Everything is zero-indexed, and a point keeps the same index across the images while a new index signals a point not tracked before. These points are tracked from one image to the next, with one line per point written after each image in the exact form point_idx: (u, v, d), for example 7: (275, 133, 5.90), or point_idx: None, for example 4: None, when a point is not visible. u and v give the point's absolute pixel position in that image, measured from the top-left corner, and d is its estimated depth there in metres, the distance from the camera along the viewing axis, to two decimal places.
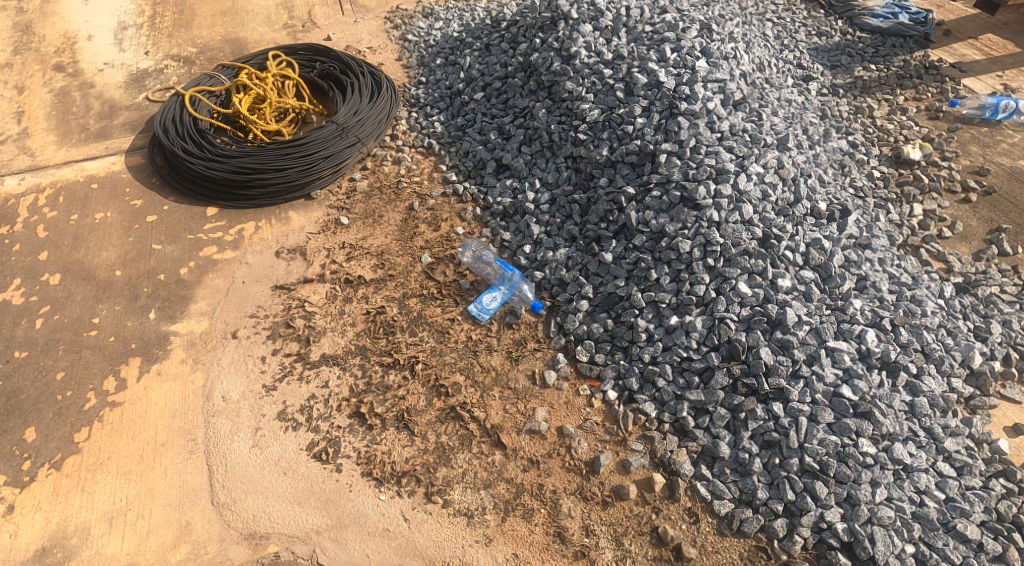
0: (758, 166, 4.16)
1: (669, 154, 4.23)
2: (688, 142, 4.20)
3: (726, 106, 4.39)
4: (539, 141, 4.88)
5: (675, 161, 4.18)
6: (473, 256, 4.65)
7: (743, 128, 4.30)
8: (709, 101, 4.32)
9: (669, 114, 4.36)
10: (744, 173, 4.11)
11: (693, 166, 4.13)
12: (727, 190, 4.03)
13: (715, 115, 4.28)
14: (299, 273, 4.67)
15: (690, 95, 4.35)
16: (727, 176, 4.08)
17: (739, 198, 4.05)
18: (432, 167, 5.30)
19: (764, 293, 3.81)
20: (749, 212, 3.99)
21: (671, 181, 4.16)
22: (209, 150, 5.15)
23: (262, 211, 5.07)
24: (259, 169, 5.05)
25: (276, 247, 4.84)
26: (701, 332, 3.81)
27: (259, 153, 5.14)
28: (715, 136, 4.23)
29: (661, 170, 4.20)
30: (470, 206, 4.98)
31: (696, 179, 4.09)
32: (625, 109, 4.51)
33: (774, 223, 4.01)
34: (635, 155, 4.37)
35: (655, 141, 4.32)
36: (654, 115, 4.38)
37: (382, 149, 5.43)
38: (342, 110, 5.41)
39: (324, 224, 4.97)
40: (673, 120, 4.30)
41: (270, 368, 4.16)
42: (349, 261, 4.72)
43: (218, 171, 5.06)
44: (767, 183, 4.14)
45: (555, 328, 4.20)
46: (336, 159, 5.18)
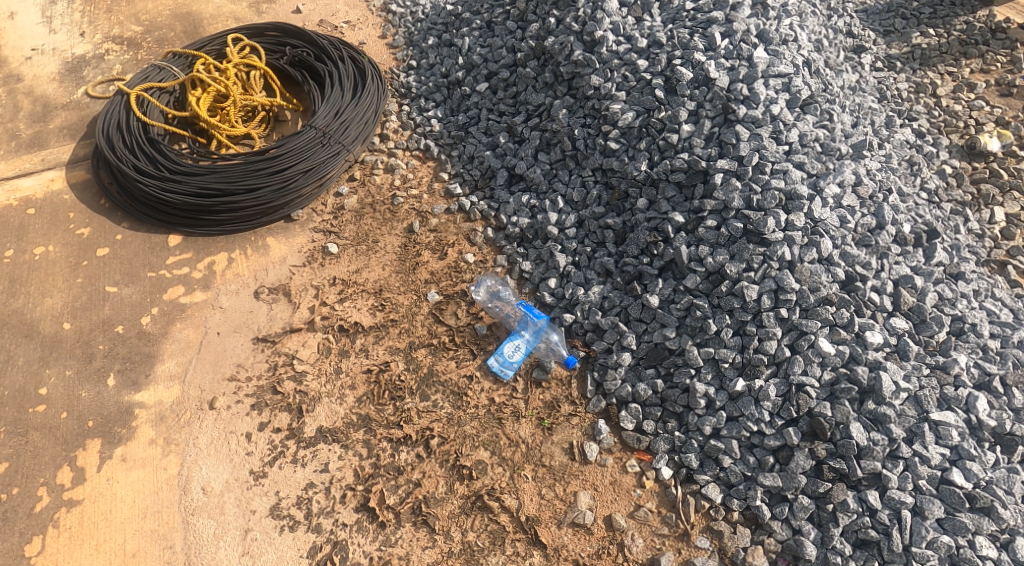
0: (835, 185, 3.45)
1: (726, 174, 3.48)
2: (750, 158, 3.45)
3: (792, 108, 3.61)
4: (560, 148, 4.10)
5: (735, 183, 3.44)
6: (485, 293, 3.93)
7: (815, 136, 3.54)
8: (772, 104, 3.55)
9: (726, 123, 3.59)
10: (818, 197, 3.39)
11: (757, 190, 3.40)
12: (800, 221, 3.32)
13: (781, 122, 3.53)
14: (283, 319, 3.94)
15: (748, 97, 3.58)
16: (800, 202, 3.36)
17: (814, 228, 3.34)
18: (431, 176, 4.51)
19: (850, 351, 3.16)
20: (829, 248, 3.28)
21: (730, 208, 3.43)
22: (165, 166, 4.30)
23: (234, 239, 4.30)
24: (227, 189, 4.24)
25: (255, 286, 4.09)
26: (774, 401, 3.18)
27: (225, 168, 4.31)
28: (782, 150, 3.47)
29: (717, 194, 3.46)
30: (480, 226, 4.23)
31: (761, 207, 3.38)
32: (667, 112, 3.72)
33: (858, 259, 3.32)
34: (683, 172, 3.60)
35: (707, 155, 3.56)
36: (705, 121, 3.60)
37: (371, 155, 4.62)
38: (321, 110, 4.56)
39: (309, 254, 4.21)
40: (730, 130, 3.54)
41: (257, 448, 3.49)
42: (342, 301, 3.99)
43: (178, 193, 4.24)
44: (845, 207, 3.44)
45: (593, 386, 3.56)
46: (319, 173, 4.37)
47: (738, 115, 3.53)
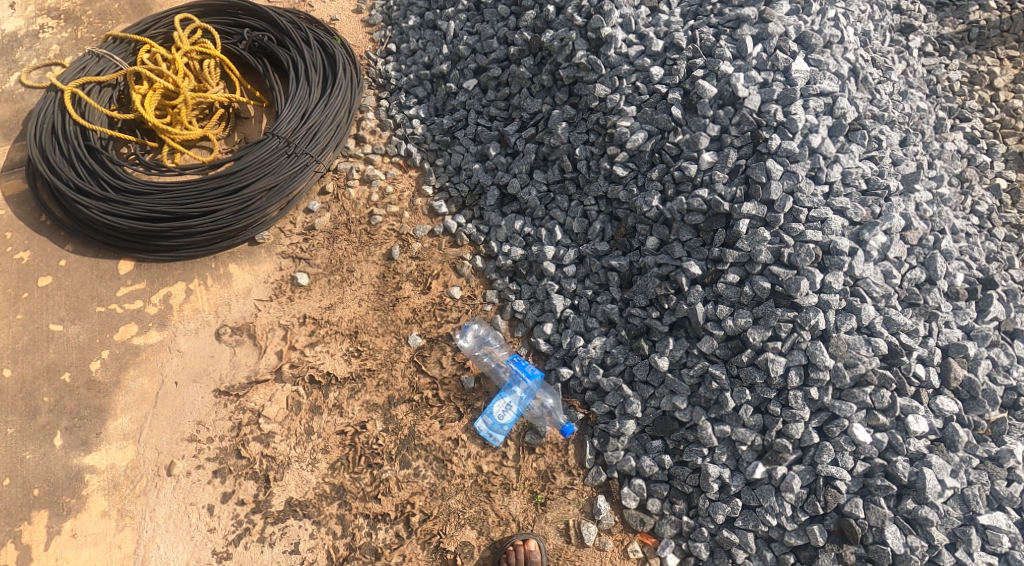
0: (882, 233, 2.92)
1: (753, 219, 2.96)
2: (782, 203, 2.91)
3: (835, 135, 3.03)
4: (559, 167, 3.55)
5: (762, 233, 2.92)
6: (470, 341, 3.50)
7: (860, 172, 2.98)
8: (812, 133, 2.97)
9: (755, 155, 3.02)
10: (861, 250, 2.88)
11: (789, 243, 2.89)
12: (838, 282, 2.83)
13: (822, 156, 2.97)
14: (248, 367, 3.52)
15: (783, 124, 3.00)
16: (839, 258, 2.84)
17: (854, 290, 2.85)
18: (413, 189, 3.97)
19: (889, 439, 2.74)
20: (871, 315, 2.81)
21: (756, 262, 2.92)
22: (108, 183, 3.78)
23: (192, 266, 3.82)
24: (180, 212, 3.73)
25: (216, 324, 3.65)
26: (798, 494, 2.79)
27: (177, 186, 3.78)
28: (821, 192, 2.94)
29: (741, 244, 2.95)
30: (468, 253, 3.75)
31: (792, 264, 2.88)
32: (685, 136, 3.14)
33: (903, 326, 2.85)
34: (701, 213, 3.07)
35: (731, 195, 3.02)
36: (730, 152, 3.03)
37: (345, 162, 4.08)
38: (284, 111, 3.96)
39: (276, 285, 3.75)
40: (759, 165, 2.97)
41: (220, 524, 3.16)
42: (314, 346, 3.56)
43: (124, 216, 3.74)
44: (892, 259, 2.93)
45: (592, 456, 3.19)
46: (284, 191, 3.85)
47: (770, 148, 2.96)
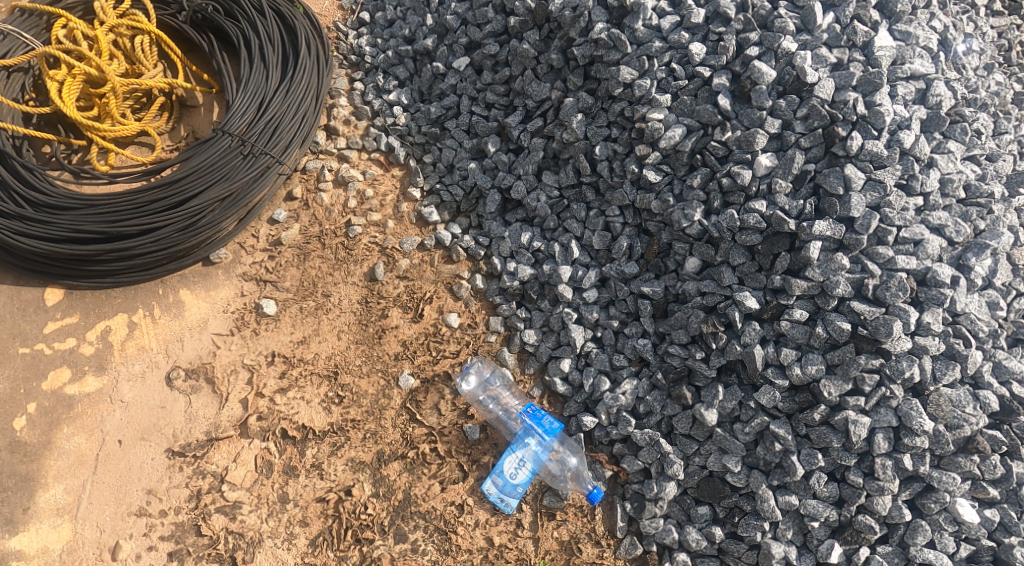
0: (988, 256, 2.34)
1: (826, 241, 2.36)
2: (865, 222, 2.32)
3: (928, 131, 2.41)
4: (574, 168, 2.89)
5: (840, 260, 2.33)
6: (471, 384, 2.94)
7: (960, 176, 2.38)
8: (902, 130, 2.37)
9: (828, 158, 2.40)
10: (964, 279, 2.31)
11: (875, 273, 2.31)
12: (937, 323, 2.27)
13: (915, 159, 2.37)
14: (207, 420, 2.93)
15: (864, 117, 2.39)
16: (938, 292, 2.28)
17: (955, 331, 2.30)
18: (398, 192, 3.33)
19: (997, 517, 2.28)
20: (978, 363, 2.28)
21: (831, 296, 2.34)
22: (25, 198, 3.09)
23: (135, 294, 3.18)
24: (113, 231, 3.06)
25: (165, 366, 3.03)
26: None
27: (108, 197, 3.08)
28: (914, 205, 2.35)
29: (812, 273, 2.35)
30: (466, 271, 3.16)
31: (877, 300, 2.32)
32: (737, 134, 2.50)
33: (1015, 373, 2.31)
34: (758, 231, 2.45)
35: (799, 210, 2.39)
36: (796, 155, 2.41)
37: (315, 161, 3.40)
38: (235, 99, 3.23)
39: (238, 315, 3.12)
40: (834, 173, 2.36)
41: None
42: (285, 392, 2.97)
43: (45, 238, 3.06)
44: (998, 286, 2.37)
45: (625, 523, 2.74)
46: (241, 201, 3.17)
47: (851, 151, 2.35)
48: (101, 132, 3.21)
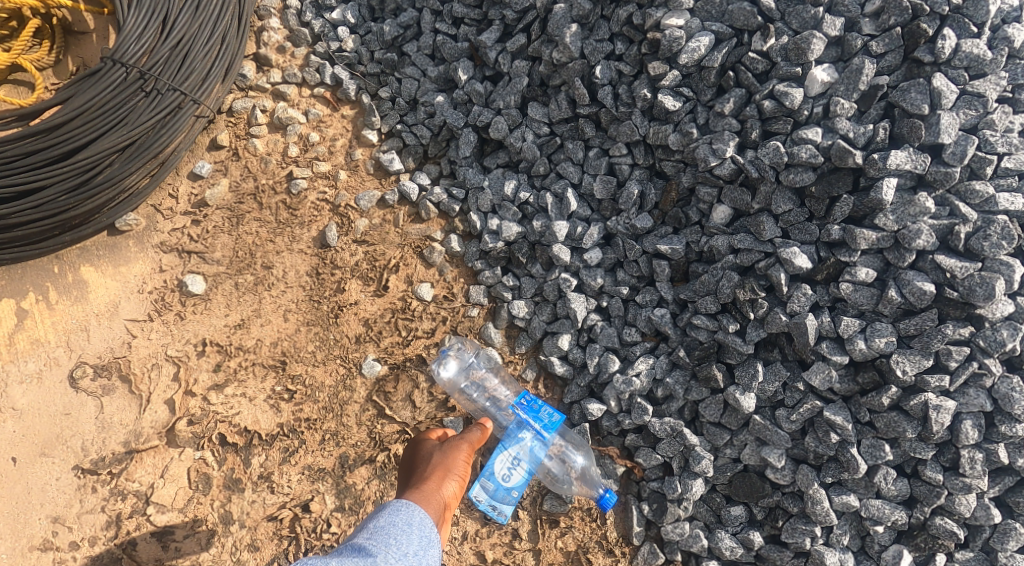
0: None
1: (902, 177, 1.89)
2: (960, 148, 1.85)
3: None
4: (567, 95, 2.32)
5: (926, 202, 1.85)
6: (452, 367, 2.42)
7: None
8: (1012, 24, 1.86)
9: (907, 68, 1.91)
10: None
11: (970, 214, 1.85)
12: None
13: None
14: (125, 428, 2.41)
15: (958, 9, 1.87)
16: None
17: None
18: (349, 135, 2.71)
19: None
20: None
21: (908, 250, 1.88)
22: None
23: (21, 273, 2.53)
24: None
25: (69, 363, 2.47)
26: None
27: None
28: (1020, 125, 1.89)
29: (883, 221, 1.88)
30: (439, 231, 2.61)
31: (970, 253, 1.86)
32: (787, 40, 1.97)
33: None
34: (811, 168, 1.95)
35: (871, 137, 1.91)
36: (866, 63, 1.89)
37: (243, 99, 2.71)
38: (127, 17, 2.45)
39: (156, 297, 2.52)
40: (915, 86, 1.87)
41: None
42: (221, 389, 2.44)
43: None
44: None
45: (642, 528, 2.30)
46: (148, 150, 2.49)
47: (940, 55, 1.85)
48: None
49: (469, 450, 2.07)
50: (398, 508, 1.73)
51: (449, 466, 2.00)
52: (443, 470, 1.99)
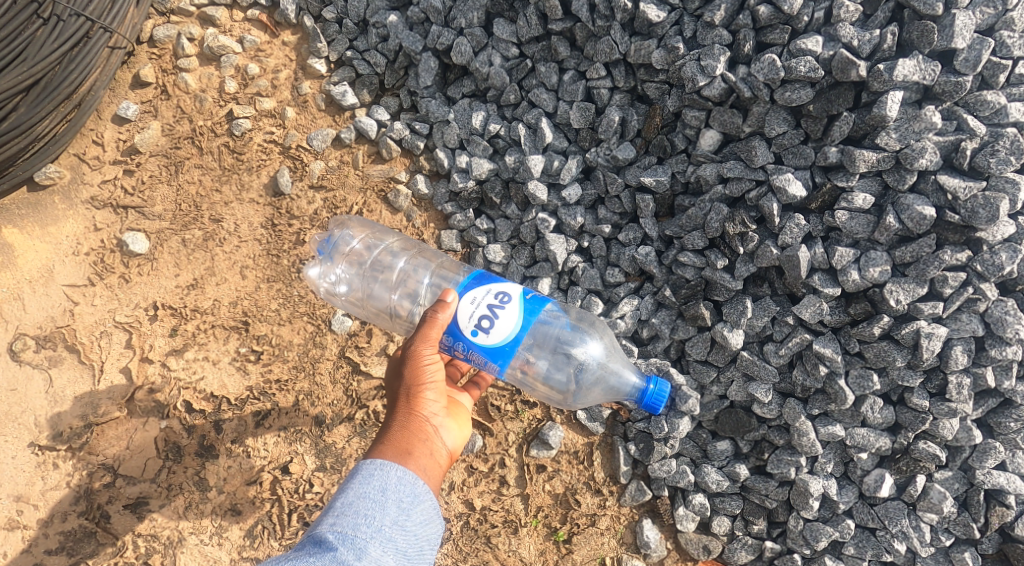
0: None
1: (909, 90, 1.75)
2: (973, 56, 1.69)
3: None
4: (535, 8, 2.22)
5: (932, 116, 1.73)
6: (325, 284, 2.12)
7: None
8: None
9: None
10: None
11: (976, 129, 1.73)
12: None
13: None
14: (81, 399, 2.30)
15: None
16: None
17: None
18: (295, 65, 2.60)
19: None
20: None
21: (908, 171, 1.79)
22: None
23: None
24: None
25: (11, 334, 2.34)
26: (944, 516, 1.98)
27: None
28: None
29: (884, 140, 1.78)
30: (403, 171, 2.53)
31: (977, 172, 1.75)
32: None
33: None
34: (808, 84, 1.84)
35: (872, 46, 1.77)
36: None
37: (165, 26, 2.58)
38: None
39: (95, 259, 2.41)
40: None
41: None
42: (181, 354, 2.36)
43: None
44: None
45: (628, 467, 2.29)
46: (56, 91, 2.30)
47: None
48: None
49: (434, 341, 1.69)
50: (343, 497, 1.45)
51: (416, 380, 1.69)
52: (412, 387, 1.70)
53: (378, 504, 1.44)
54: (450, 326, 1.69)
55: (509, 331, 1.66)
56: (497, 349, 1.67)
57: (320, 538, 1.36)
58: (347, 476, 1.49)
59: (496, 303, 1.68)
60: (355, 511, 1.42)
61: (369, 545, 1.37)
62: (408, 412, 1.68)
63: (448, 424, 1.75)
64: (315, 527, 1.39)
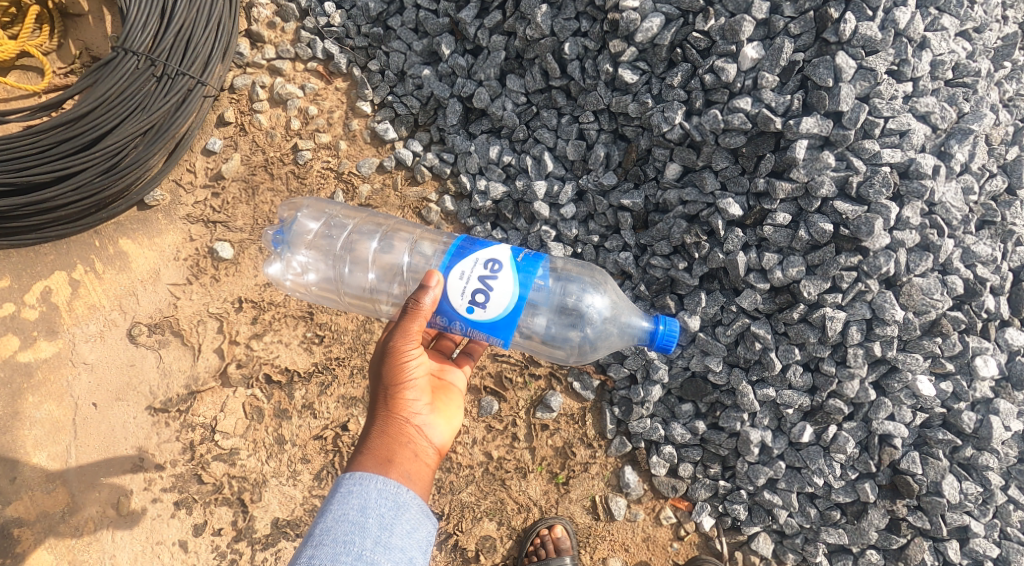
0: (966, 148, 2.45)
1: (813, 139, 2.42)
2: (854, 116, 2.36)
3: (924, 5, 2.42)
4: (541, 68, 2.86)
5: (827, 158, 2.39)
6: (297, 269, 2.59)
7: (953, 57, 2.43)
8: (898, 7, 2.35)
9: (817, 46, 2.40)
10: (945, 166, 2.43)
11: (860, 168, 2.40)
12: (916, 217, 2.40)
13: (909, 41, 2.37)
14: (185, 372, 2.94)
15: None
16: (923, 183, 2.39)
17: (931, 218, 2.44)
18: (346, 107, 3.23)
19: (953, 388, 2.53)
20: (950, 252, 2.44)
21: (814, 198, 2.44)
22: None
23: (67, 249, 3.01)
24: (21, 180, 2.81)
25: (128, 323, 2.97)
26: (849, 455, 2.62)
27: (15, 147, 2.79)
28: (903, 92, 2.39)
29: (796, 175, 2.43)
30: (433, 193, 3.14)
31: (862, 199, 2.41)
32: (718, 19, 2.49)
33: (981, 257, 2.50)
34: (742, 132, 2.50)
35: (784, 106, 2.43)
36: (784, 43, 2.40)
37: (242, 76, 3.23)
38: (133, 13, 2.88)
39: (191, 263, 3.04)
40: (824, 63, 2.36)
41: (201, 558, 2.79)
42: (261, 337, 2.99)
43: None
44: (973, 169, 2.50)
45: (614, 425, 2.93)
46: (165, 134, 2.95)
47: (843, 36, 2.34)
48: None
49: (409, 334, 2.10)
50: (330, 518, 1.81)
51: (397, 375, 2.12)
52: (394, 381, 2.11)
53: (355, 533, 1.77)
54: (434, 308, 2.05)
55: (501, 298, 1.99)
56: (487, 315, 2.00)
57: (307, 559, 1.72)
58: (328, 501, 1.84)
59: (484, 272, 2.01)
60: (336, 538, 1.76)
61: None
62: (390, 408, 2.08)
63: (432, 420, 2.15)
64: (305, 549, 1.75)
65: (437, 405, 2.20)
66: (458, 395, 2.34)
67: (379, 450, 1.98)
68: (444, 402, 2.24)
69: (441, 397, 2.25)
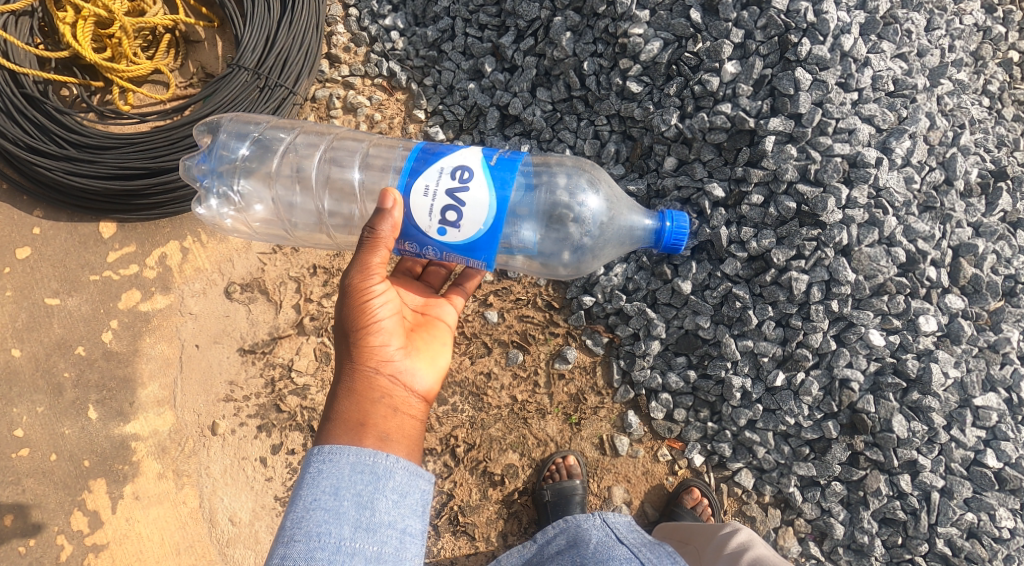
0: (905, 143, 3.07)
1: (779, 135, 3.09)
2: (811, 116, 3.03)
3: (866, 33, 3.12)
4: (565, 83, 3.54)
5: (789, 150, 3.07)
6: (239, 203, 2.88)
7: (889, 74, 3.09)
8: (844, 35, 3.04)
9: (782, 63, 3.09)
10: (887, 159, 3.05)
11: (817, 158, 3.06)
12: (863, 196, 3.03)
13: (853, 60, 3.07)
14: (267, 323, 3.60)
15: (813, 25, 3.05)
16: (867, 169, 3.03)
17: (878, 199, 3.05)
18: (404, 114, 3.93)
19: (900, 340, 3.07)
20: (892, 227, 3.02)
21: (781, 181, 3.09)
22: (73, 142, 3.55)
23: (181, 223, 3.73)
24: (154, 165, 3.56)
25: (224, 282, 3.66)
26: (815, 397, 3.16)
27: (150, 139, 3.56)
28: (849, 100, 3.07)
29: (767, 163, 3.10)
30: None
31: (820, 181, 3.06)
32: (705, 43, 3.18)
33: (921, 233, 3.06)
34: (724, 130, 3.18)
35: (756, 109, 3.12)
36: (756, 61, 3.10)
37: (322, 89, 3.98)
38: (246, 38, 3.66)
39: None
40: (787, 75, 3.06)
41: (277, 473, 3.44)
42: (330, 296, 3.63)
43: (94, 176, 3.56)
44: (913, 164, 3.09)
45: (620, 376, 3.47)
46: None
47: (800, 55, 3.04)
48: (121, 74, 3.64)
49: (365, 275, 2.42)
50: (303, 509, 2.02)
51: (364, 324, 2.40)
52: (360, 332, 2.40)
53: (328, 521, 2.01)
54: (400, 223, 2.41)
55: (467, 210, 2.35)
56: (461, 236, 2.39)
57: (282, 553, 1.95)
58: (301, 490, 2.05)
59: (449, 183, 2.37)
60: (308, 531, 1.98)
61: (327, 551, 1.97)
62: (362, 362, 2.37)
63: (409, 364, 2.44)
64: (282, 542, 1.97)
65: (411, 349, 2.49)
66: (440, 341, 2.64)
67: (353, 416, 2.27)
68: (418, 347, 2.53)
69: (413, 341, 2.54)
